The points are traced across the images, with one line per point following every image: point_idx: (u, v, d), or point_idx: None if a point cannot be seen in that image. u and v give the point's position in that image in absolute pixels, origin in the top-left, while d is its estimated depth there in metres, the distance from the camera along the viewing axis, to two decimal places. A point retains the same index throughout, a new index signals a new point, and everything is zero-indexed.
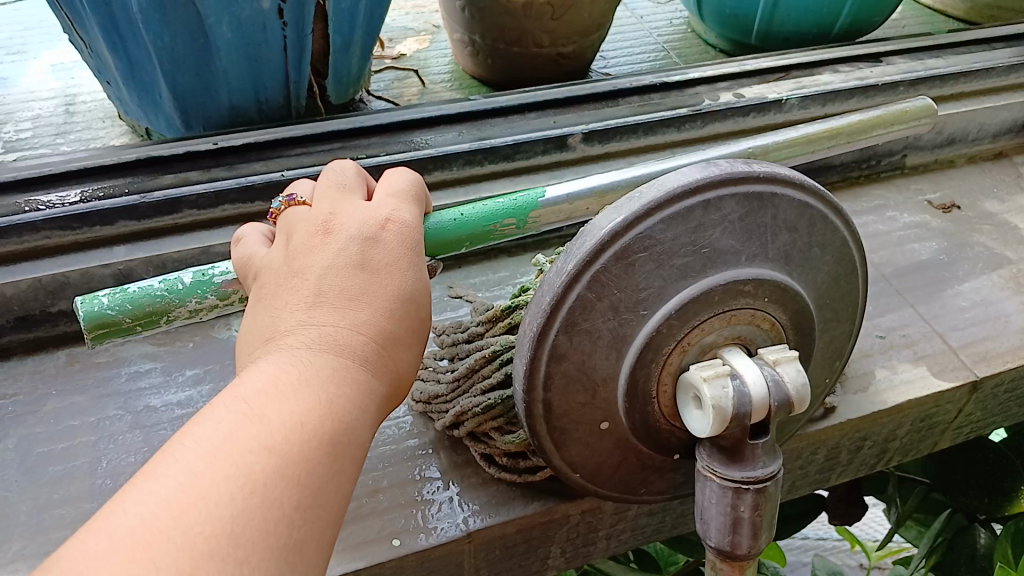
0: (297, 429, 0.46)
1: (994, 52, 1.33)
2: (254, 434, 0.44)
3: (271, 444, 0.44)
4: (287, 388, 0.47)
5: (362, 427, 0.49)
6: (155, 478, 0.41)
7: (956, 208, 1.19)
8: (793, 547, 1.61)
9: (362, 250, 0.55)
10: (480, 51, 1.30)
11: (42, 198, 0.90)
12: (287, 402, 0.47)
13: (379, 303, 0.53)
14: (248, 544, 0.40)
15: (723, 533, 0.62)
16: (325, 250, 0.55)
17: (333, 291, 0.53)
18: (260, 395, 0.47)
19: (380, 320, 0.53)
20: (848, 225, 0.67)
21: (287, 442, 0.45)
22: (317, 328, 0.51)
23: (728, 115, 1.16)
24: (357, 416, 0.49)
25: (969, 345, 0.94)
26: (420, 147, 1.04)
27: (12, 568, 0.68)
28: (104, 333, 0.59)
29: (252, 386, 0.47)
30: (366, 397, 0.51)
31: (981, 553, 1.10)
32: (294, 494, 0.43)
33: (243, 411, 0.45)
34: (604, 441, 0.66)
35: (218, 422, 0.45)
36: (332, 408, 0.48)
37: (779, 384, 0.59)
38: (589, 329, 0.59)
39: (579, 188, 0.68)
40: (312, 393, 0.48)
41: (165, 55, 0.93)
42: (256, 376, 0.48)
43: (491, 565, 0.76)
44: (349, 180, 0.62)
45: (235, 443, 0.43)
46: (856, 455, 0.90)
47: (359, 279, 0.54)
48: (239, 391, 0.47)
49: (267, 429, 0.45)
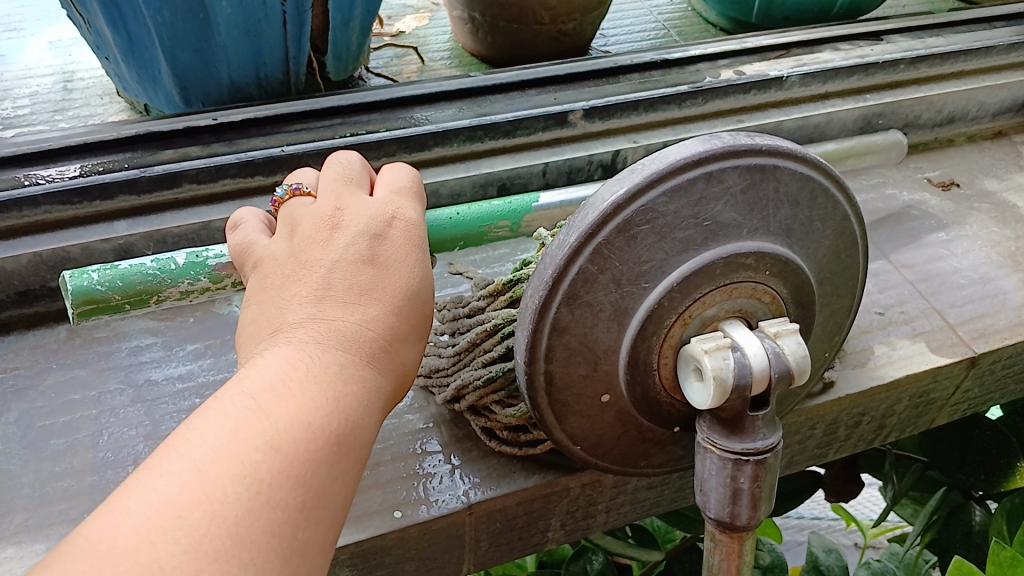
0: (303, 427, 0.46)
1: (994, 30, 1.33)
2: (261, 432, 0.44)
3: (278, 443, 0.44)
4: (295, 384, 0.48)
5: (366, 426, 0.50)
6: (160, 473, 0.41)
7: (955, 186, 1.19)
8: (789, 526, 1.63)
9: (369, 247, 0.56)
10: (480, 28, 1.29)
11: (41, 172, 0.90)
12: (292, 399, 0.47)
13: (386, 299, 0.54)
14: (253, 546, 0.41)
15: (723, 504, 0.62)
16: (333, 245, 0.55)
17: (344, 285, 0.53)
18: (267, 391, 0.47)
19: (387, 317, 0.53)
20: (849, 199, 0.67)
21: (294, 441, 0.45)
22: (325, 322, 0.52)
23: (729, 92, 1.15)
24: (361, 414, 0.50)
25: (967, 321, 0.95)
26: (420, 123, 1.03)
27: (16, 540, 0.69)
28: (92, 309, 0.62)
29: (259, 381, 0.47)
30: (370, 395, 0.51)
31: (976, 530, 1.12)
32: (299, 495, 0.44)
33: (249, 407, 0.45)
34: (605, 414, 0.66)
35: (224, 418, 0.44)
36: (339, 406, 0.48)
37: (779, 356, 0.60)
38: (591, 302, 0.60)
39: (570, 195, 0.74)
40: (319, 390, 0.48)
41: (166, 30, 0.93)
42: (262, 370, 0.48)
43: (492, 537, 0.76)
44: (354, 171, 0.63)
45: (240, 440, 0.43)
46: (854, 430, 0.91)
47: (369, 274, 0.54)
48: (245, 384, 0.47)
49: (274, 426, 0.45)
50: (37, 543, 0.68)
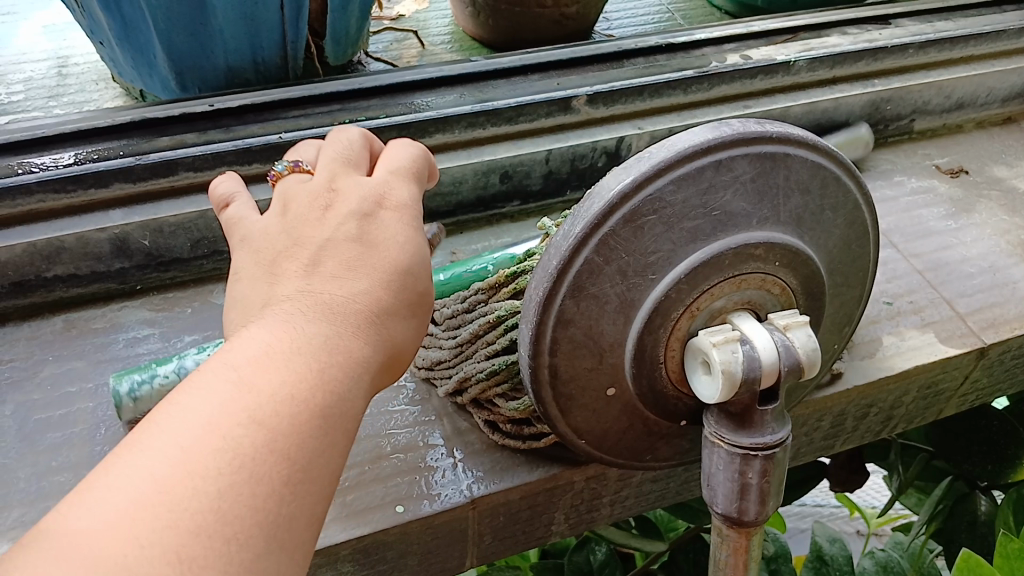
0: (288, 400, 0.44)
1: (1004, 14, 1.30)
2: (244, 406, 0.42)
3: (261, 417, 0.42)
4: (279, 357, 0.46)
5: (354, 399, 0.48)
6: (140, 448, 0.40)
7: (964, 173, 1.17)
8: (791, 513, 1.63)
9: (360, 226, 0.55)
10: (481, 12, 1.26)
11: (35, 160, 0.88)
12: (277, 371, 0.45)
13: (375, 276, 0.53)
14: (236, 522, 0.39)
15: (730, 500, 0.61)
16: (324, 224, 0.55)
17: (332, 262, 0.53)
18: (251, 363, 0.45)
19: (376, 293, 0.52)
20: (861, 187, 0.65)
21: (278, 415, 0.43)
22: (312, 297, 0.50)
23: (736, 77, 1.13)
24: (349, 386, 0.48)
25: (977, 311, 0.93)
26: (421, 109, 1.01)
27: (12, 535, 0.68)
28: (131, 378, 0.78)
29: (243, 354, 0.46)
30: (359, 366, 0.49)
31: (981, 520, 1.11)
32: (285, 469, 0.42)
33: (233, 380, 0.44)
34: (610, 407, 0.65)
35: (206, 392, 0.43)
36: (324, 379, 0.46)
37: (789, 349, 0.58)
38: (596, 293, 0.58)
39: None
40: (303, 363, 0.46)
41: (161, 14, 0.91)
42: (247, 343, 0.46)
43: (496, 531, 0.75)
44: (354, 149, 0.63)
45: (223, 413, 0.42)
46: (862, 421, 0.90)
47: (359, 250, 0.54)
48: (229, 357, 0.45)
49: (257, 400, 0.43)
50: None
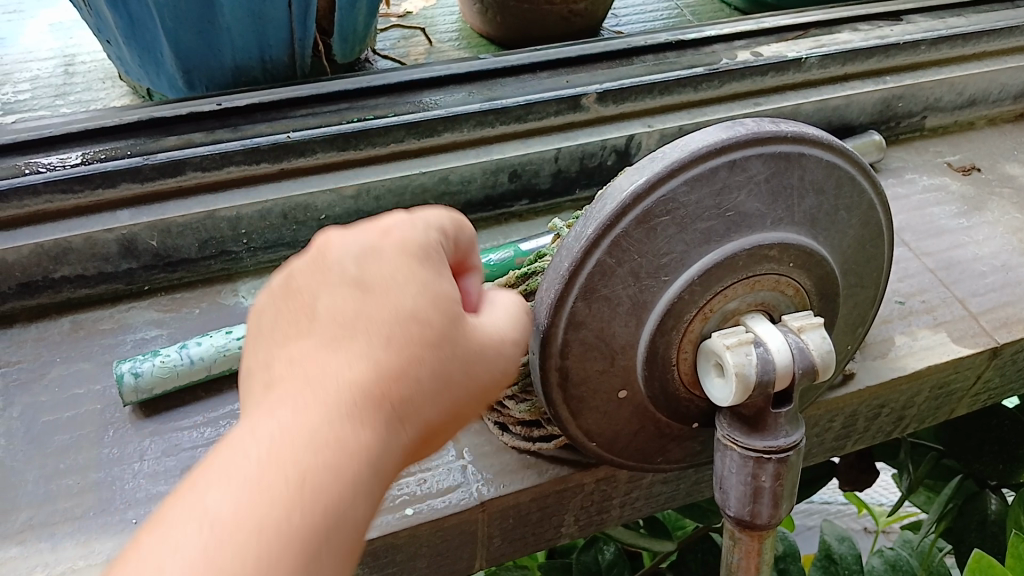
0: (251, 530, 0.35)
1: (1017, 10, 1.29)
2: (197, 547, 0.34)
3: (216, 560, 0.34)
4: (249, 469, 0.37)
5: (348, 509, 0.39)
6: None
7: (976, 170, 1.16)
8: (799, 511, 1.62)
9: (361, 277, 0.46)
10: (489, 9, 1.26)
11: (41, 160, 0.88)
12: (242, 491, 0.36)
13: (374, 340, 0.44)
14: None
15: (742, 503, 0.60)
16: (320, 276, 0.46)
17: (323, 330, 0.44)
18: (212, 486, 0.37)
19: (374, 363, 0.43)
20: (876, 187, 0.64)
21: (238, 550, 0.35)
22: (295, 382, 0.42)
23: (746, 74, 1.12)
24: (340, 493, 0.39)
25: (990, 311, 0.92)
26: (429, 108, 1.01)
27: (20, 538, 0.68)
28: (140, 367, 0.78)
29: (208, 470, 0.38)
30: (354, 463, 0.40)
31: (992, 519, 1.09)
32: None
33: (189, 510, 0.36)
34: (622, 410, 0.64)
35: (159, 529, 0.35)
36: (302, 491, 0.37)
37: (803, 351, 0.58)
38: (608, 295, 0.58)
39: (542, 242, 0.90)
40: (277, 472, 0.38)
41: (168, 13, 0.90)
42: (218, 453, 0.39)
43: (505, 532, 0.75)
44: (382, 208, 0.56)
45: (173, 556, 0.34)
46: (873, 422, 0.89)
47: (356, 310, 0.44)
48: (194, 476, 0.38)
49: (214, 534, 0.35)
50: (42, 542, 0.67)
